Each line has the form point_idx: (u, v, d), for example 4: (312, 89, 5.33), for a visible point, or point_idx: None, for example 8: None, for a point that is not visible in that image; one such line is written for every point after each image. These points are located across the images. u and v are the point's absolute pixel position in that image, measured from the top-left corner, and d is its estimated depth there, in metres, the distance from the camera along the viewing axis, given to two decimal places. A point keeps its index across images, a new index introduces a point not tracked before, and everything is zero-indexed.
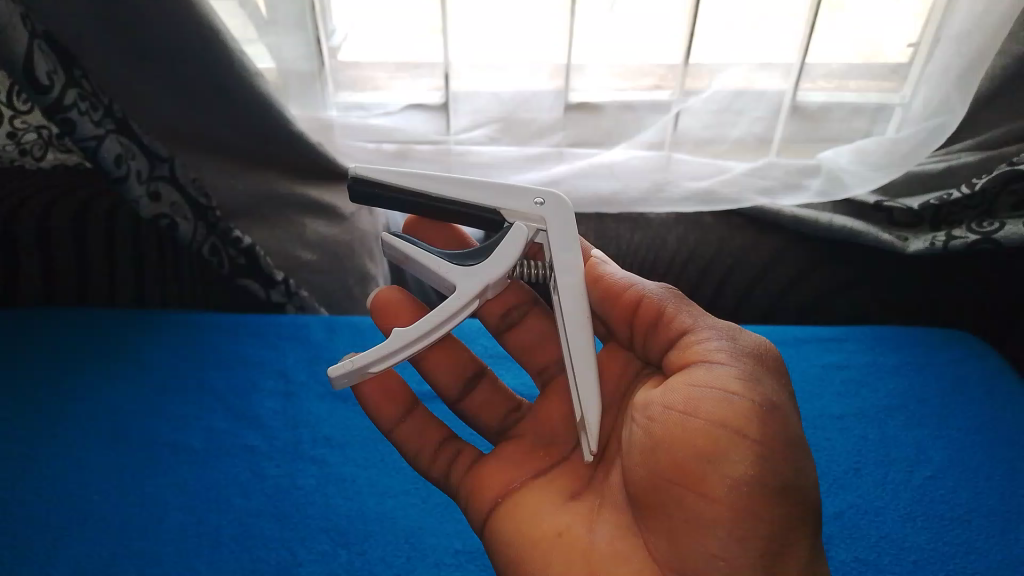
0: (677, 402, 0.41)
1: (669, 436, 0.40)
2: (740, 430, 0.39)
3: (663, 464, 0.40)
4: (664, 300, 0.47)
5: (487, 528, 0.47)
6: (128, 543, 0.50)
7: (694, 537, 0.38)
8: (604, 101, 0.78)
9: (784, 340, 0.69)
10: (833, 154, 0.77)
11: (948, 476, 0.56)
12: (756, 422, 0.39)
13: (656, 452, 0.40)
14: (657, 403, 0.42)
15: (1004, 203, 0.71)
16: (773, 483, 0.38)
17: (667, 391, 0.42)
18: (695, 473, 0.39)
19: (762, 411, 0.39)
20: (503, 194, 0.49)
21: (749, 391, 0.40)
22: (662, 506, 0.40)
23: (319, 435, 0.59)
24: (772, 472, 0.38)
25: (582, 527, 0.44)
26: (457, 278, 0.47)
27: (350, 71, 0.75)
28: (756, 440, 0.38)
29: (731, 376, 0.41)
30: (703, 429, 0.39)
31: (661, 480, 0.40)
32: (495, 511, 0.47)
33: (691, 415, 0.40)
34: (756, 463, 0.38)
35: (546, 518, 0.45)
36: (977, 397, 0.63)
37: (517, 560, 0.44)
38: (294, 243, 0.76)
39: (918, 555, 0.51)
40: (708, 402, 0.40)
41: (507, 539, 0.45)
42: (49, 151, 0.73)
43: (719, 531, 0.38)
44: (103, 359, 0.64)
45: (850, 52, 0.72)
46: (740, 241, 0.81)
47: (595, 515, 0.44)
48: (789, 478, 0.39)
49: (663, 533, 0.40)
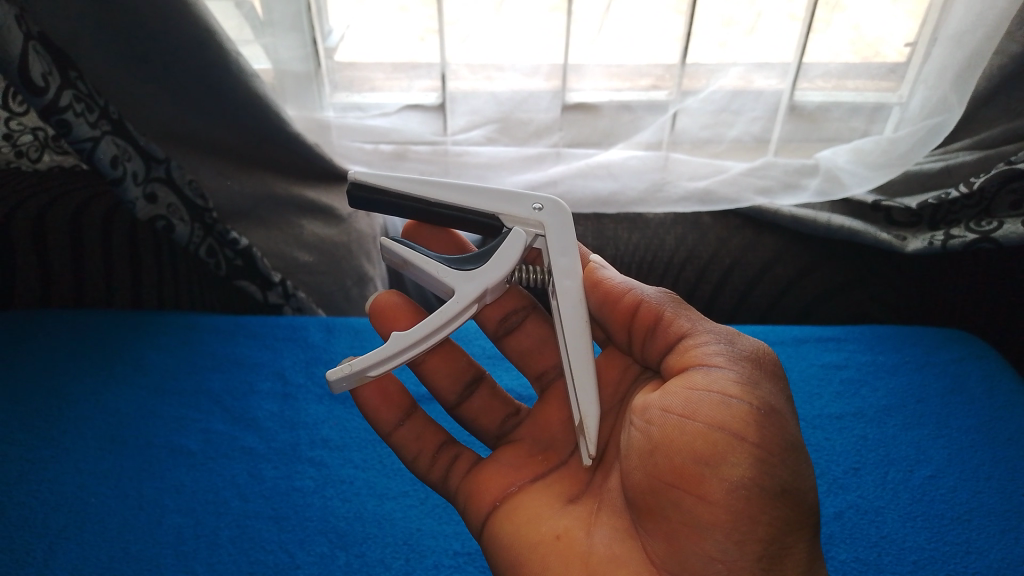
0: (676, 406, 0.40)
1: (667, 440, 0.40)
2: (738, 433, 0.38)
3: (662, 468, 0.40)
4: (662, 304, 0.47)
5: (486, 532, 0.46)
6: (124, 546, 0.50)
7: (692, 539, 0.38)
8: (602, 102, 0.78)
9: (783, 340, 0.69)
10: (830, 154, 0.78)
11: (948, 476, 0.56)
12: (754, 425, 0.38)
13: (654, 455, 0.40)
14: (655, 406, 0.42)
15: (1004, 202, 0.70)
16: (771, 485, 0.38)
17: (666, 394, 0.42)
18: (693, 476, 0.38)
19: (759, 414, 0.39)
20: (500, 199, 0.49)
21: (746, 394, 0.39)
22: (661, 510, 0.40)
23: (317, 437, 0.59)
24: (771, 475, 0.38)
25: (581, 531, 0.44)
26: (456, 281, 0.47)
27: (347, 72, 0.75)
28: (755, 444, 0.38)
29: (729, 379, 0.40)
30: (701, 432, 0.39)
31: (660, 484, 0.39)
32: (495, 514, 0.46)
33: (690, 419, 0.40)
34: (755, 466, 0.38)
35: (546, 522, 0.44)
36: (976, 396, 0.63)
37: (516, 563, 0.44)
38: (290, 244, 0.75)
39: (919, 555, 0.50)
40: (705, 405, 0.39)
41: (506, 543, 0.45)
42: (44, 152, 0.74)
43: (716, 534, 0.38)
44: (100, 361, 0.64)
45: (845, 49, 0.72)
46: (738, 241, 0.80)
47: (593, 519, 0.44)
48: (790, 483, 0.38)
49: (662, 535, 0.40)
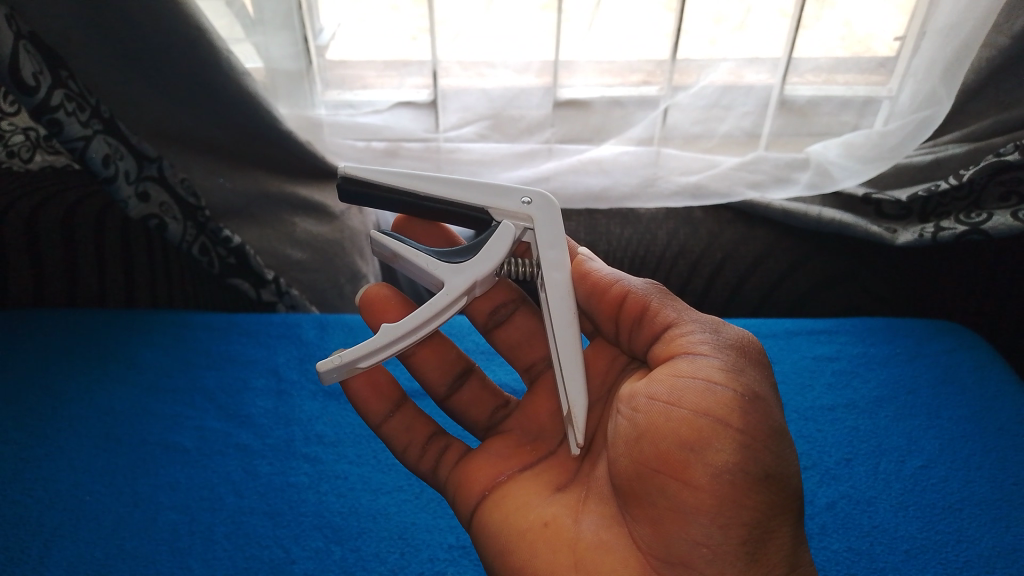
0: (661, 393, 0.41)
1: (653, 427, 0.40)
2: (722, 419, 0.39)
3: (648, 454, 0.40)
4: (649, 294, 0.47)
5: (475, 521, 0.47)
6: (120, 543, 0.50)
7: (677, 526, 0.39)
8: (593, 98, 0.78)
9: (774, 332, 0.69)
10: (821, 147, 0.78)
11: (939, 465, 0.56)
12: (738, 412, 0.39)
13: (640, 442, 0.40)
14: (641, 394, 0.42)
15: (992, 193, 0.71)
16: (757, 471, 0.38)
17: (651, 382, 0.42)
18: (678, 462, 0.39)
19: (743, 401, 0.39)
20: (491, 193, 0.49)
21: (731, 380, 0.40)
22: (647, 495, 0.40)
23: (312, 433, 0.59)
24: (755, 460, 0.38)
25: (569, 518, 0.44)
26: (445, 274, 0.47)
27: (338, 70, 0.76)
28: (738, 429, 0.38)
29: (714, 367, 0.41)
30: (686, 418, 0.39)
31: (646, 469, 0.40)
32: (483, 504, 0.47)
33: (675, 406, 0.40)
34: (739, 452, 0.38)
35: (534, 509, 0.45)
36: (967, 386, 0.63)
37: (505, 551, 0.44)
38: (283, 241, 0.75)
39: (910, 544, 0.51)
40: (691, 392, 0.40)
41: (495, 530, 0.45)
42: (36, 152, 0.75)
43: (702, 519, 0.38)
44: (94, 360, 0.64)
45: (836, 46, 0.72)
46: (730, 236, 0.81)
47: (581, 506, 0.44)
48: (774, 467, 0.39)
49: (648, 522, 0.40)
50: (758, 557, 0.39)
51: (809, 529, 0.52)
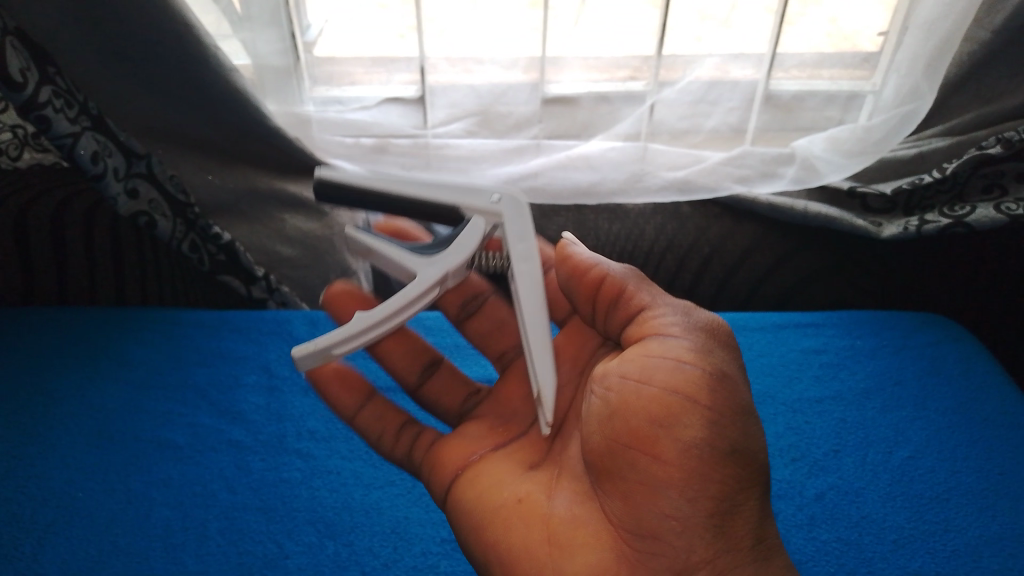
0: (632, 371, 0.42)
1: (625, 404, 0.41)
2: (691, 396, 0.39)
3: (619, 431, 0.41)
4: (626, 278, 0.47)
5: (448, 501, 0.47)
6: (113, 539, 0.50)
7: (648, 498, 0.39)
8: (580, 94, 0.78)
9: (762, 326, 0.70)
10: (805, 142, 0.78)
11: (926, 456, 0.57)
12: (707, 390, 0.40)
13: (612, 419, 0.41)
14: (613, 373, 0.42)
15: (975, 186, 0.73)
16: (724, 447, 0.39)
17: (623, 362, 0.43)
18: (648, 436, 0.39)
19: (711, 378, 0.40)
20: (464, 191, 0.51)
21: (700, 360, 0.41)
22: (619, 470, 0.40)
23: (304, 429, 0.59)
24: (724, 437, 0.39)
25: (542, 496, 0.44)
26: (418, 266, 0.48)
27: (327, 66, 0.76)
28: (707, 406, 0.39)
29: (683, 347, 0.41)
30: (657, 396, 0.40)
31: (617, 446, 0.40)
32: (456, 484, 0.47)
33: (647, 383, 0.41)
34: (708, 427, 0.39)
35: (508, 487, 0.45)
36: (953, 377, 0.64)
37: (477, 528, 0.44)
38: (272, 238, 0.76)
39: (898, 534, 0.51)
40: (662, 370, 0.41)
41: (467, 508, 0.45)
42: (24, 150, 0.73)
43: (670, 491, 0.39)
44: (84, 358, 0.64)
45: (822, 41, 0.73)
46: (717, 230, 0.82)
47: (554, 484, 0.45)
48: (741, 442, 0.39)
49: (619, 495, 0.40)
50: (726, 534, 0.39)
51: (792, 521, 0.52)
